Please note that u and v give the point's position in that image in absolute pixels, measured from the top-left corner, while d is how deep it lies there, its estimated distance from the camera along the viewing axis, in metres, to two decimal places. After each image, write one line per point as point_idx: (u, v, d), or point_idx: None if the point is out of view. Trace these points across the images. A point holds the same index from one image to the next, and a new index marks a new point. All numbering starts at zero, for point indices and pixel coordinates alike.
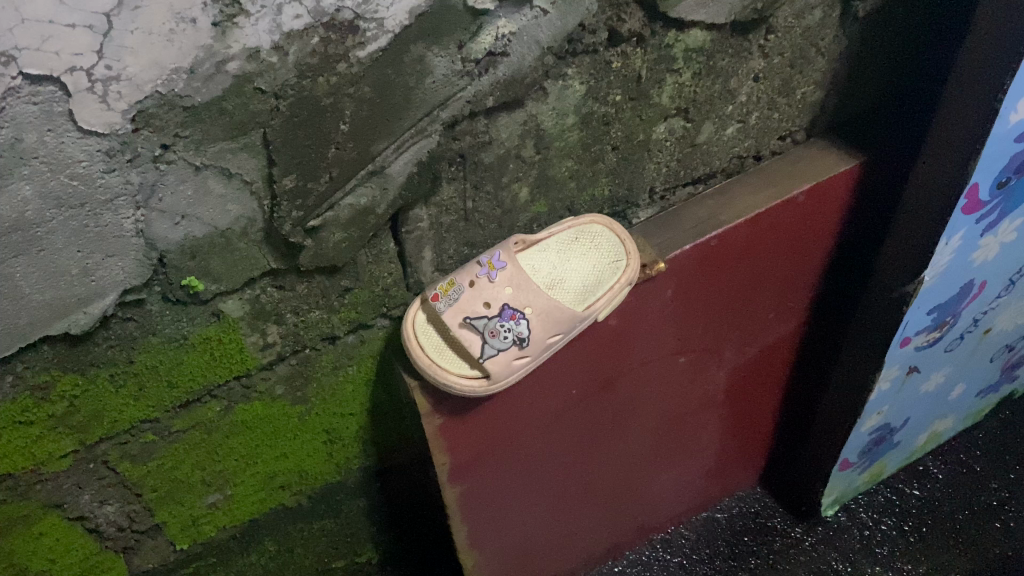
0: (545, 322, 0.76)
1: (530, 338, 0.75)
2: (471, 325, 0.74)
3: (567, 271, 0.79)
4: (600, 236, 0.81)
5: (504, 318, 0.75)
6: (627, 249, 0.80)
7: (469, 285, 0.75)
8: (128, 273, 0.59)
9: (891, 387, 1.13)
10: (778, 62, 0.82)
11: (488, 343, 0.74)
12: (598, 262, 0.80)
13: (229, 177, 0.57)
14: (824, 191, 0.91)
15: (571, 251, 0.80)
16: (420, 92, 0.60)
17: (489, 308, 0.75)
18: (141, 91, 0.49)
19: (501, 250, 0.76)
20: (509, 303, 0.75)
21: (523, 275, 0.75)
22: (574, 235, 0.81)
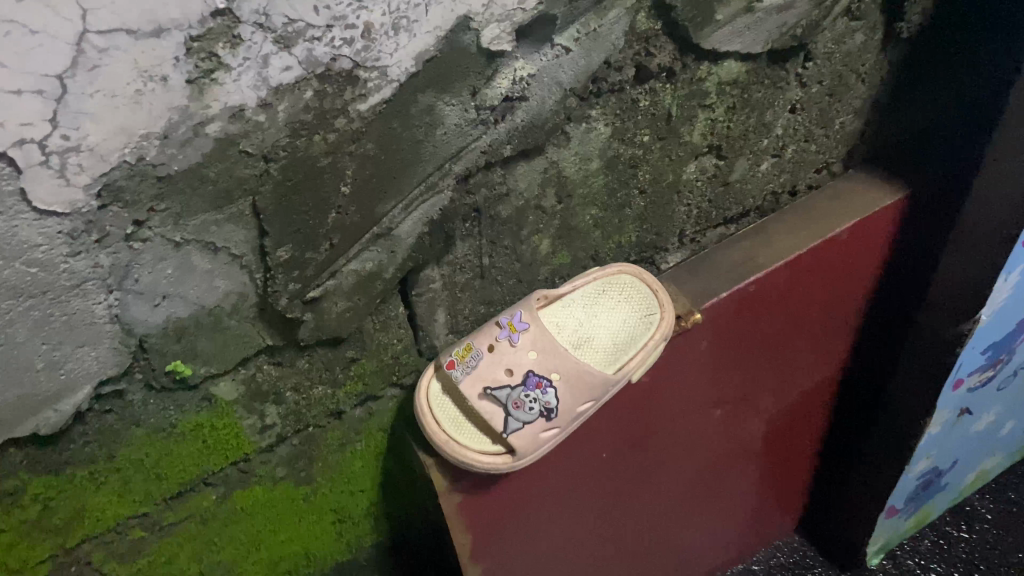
0: (574, 389, 0.68)
1: (558, 407, 0.68)
2: (492, 396, 0.66)
3: (595, 328, 0.71)
4: (629, 287, 0.74)
5: (529, 386, 0.67)
6: (660, 301, 0.73)
7: (488, 349, 0.67)
8: (104, 363, 0.52)
9: (942, 431, 1.05)
10: (817, 91, 0.75)
11: (513, 415, 0.66)
12: (628, 316, 0.72)
13: (215, 252, 0.50)
14: (868, 228, 0.84)
15: (598, 305, 0.72)
16: (430, 144, 0.53)
17: (512, 377, 0.67)
18: (105, 162, 0.42)
19: (523, 310, 0.68)
20: (533, 369, 0.67)
21: (548, 337, 0.68)
22: (601, 287, 0.73)
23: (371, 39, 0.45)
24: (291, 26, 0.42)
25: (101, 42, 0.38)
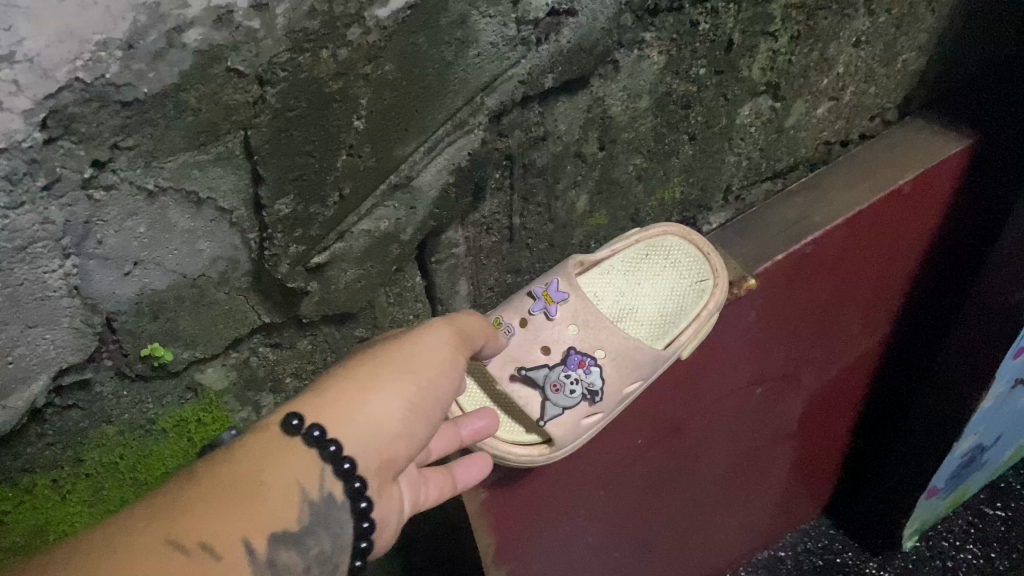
0: (621, 368, 0.59)
1: (603, 390, 0.59)
2: (526, 377, 0.58)
3: (638, 298, 0.63)
4: (677, 251, 0.64)
5: (570, 366, 0.58)
6: (713, 265, 0.64)
7: (521, 325, 0.58)
8: (63, 348, 0.42)
9: (994, 405, 0.97)
10: (885, 21, 0.66)
11: (550, 400, 0.58)
12: (677, 283, 0.63)
13: (198, 205, 0.40)
14: (930, 181, 0.75)
15: (640, 270, 0.63)
16: (460, 69, 0.43)
17: (549, 355, 0.59)
18: (51, 79, 0.31)
19: (559, 277, 0.59)
20: (574, 347, 0.59)
21: (589, 308, 0.60)
22: (644, 251, 0.64)
23: None
24: None
25: None
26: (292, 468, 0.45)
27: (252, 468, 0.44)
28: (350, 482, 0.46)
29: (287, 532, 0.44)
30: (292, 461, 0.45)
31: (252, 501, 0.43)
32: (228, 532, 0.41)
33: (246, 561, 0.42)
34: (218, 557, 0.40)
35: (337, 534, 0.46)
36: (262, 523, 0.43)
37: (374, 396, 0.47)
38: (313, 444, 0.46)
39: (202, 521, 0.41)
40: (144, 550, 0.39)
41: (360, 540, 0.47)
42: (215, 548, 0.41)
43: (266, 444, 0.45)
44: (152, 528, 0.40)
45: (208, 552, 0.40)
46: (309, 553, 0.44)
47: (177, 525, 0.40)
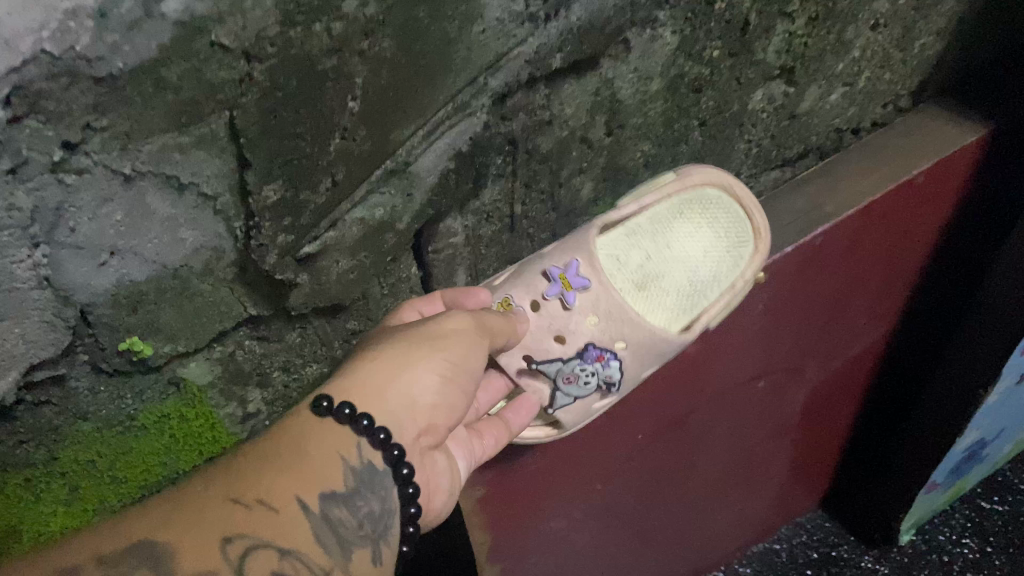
0: (642, 361, 0.56)
1: (620, 381, 0.56)
2: (538, 368, 0.55)
3: (666, 263, 0.57)
4: (717, 206, 0.58)
5: (589, 360, 0.55)
6: (754, 226, 0.57)
7: (533, 308, 0.55)
8: (34, 342, 0.39)
9: (999, 400, 0.95)
10: (904, 3, 0.63)
11: (561, 391, 0.56)
12: (711, 246, 0.58)
13: (179, 190, 0.37)
14: (945, 170, 0.73)
15: (671, 231, 0.57)
16: (464, 46, 0.40)
17: (564, 346, 0.55)
18: (14, 50, 0.28)
19: (578, 258, 0.54)
20: (593, 342, 0.55)
21: (611, 297, 0.55)
22: (679, 207, 0.57)
23: None
24: None
25: None
26: (335, 435, 0.44)
27: (294, 435, 0.44)
28: (391, 450, 0.45)
29: (337, 492, 0.43)
30: (333, 433, 0.44)
31: (300, 464, 0.43)
32: (285, 488, 0.42)
33: (299, 516, 0.41)
34: (274, 510, 0.41)
35: (385, 497, 0.45)
36: (313, 480, 0.43)
37: (406, 374, 0.46)
38: (346, 420, 0.45)
39: (258, 478, 0.41)
40: (208, 503, 0.40)
41: (409, 506, 0.46)
42: (273, 503, 0.41)
43: (305, 419, 0.44)
44: (212, 487, 0.41)
45: (264, 507, 0.41)
46: (361, 511, 0.44)
47: (232, 483, 0.41)
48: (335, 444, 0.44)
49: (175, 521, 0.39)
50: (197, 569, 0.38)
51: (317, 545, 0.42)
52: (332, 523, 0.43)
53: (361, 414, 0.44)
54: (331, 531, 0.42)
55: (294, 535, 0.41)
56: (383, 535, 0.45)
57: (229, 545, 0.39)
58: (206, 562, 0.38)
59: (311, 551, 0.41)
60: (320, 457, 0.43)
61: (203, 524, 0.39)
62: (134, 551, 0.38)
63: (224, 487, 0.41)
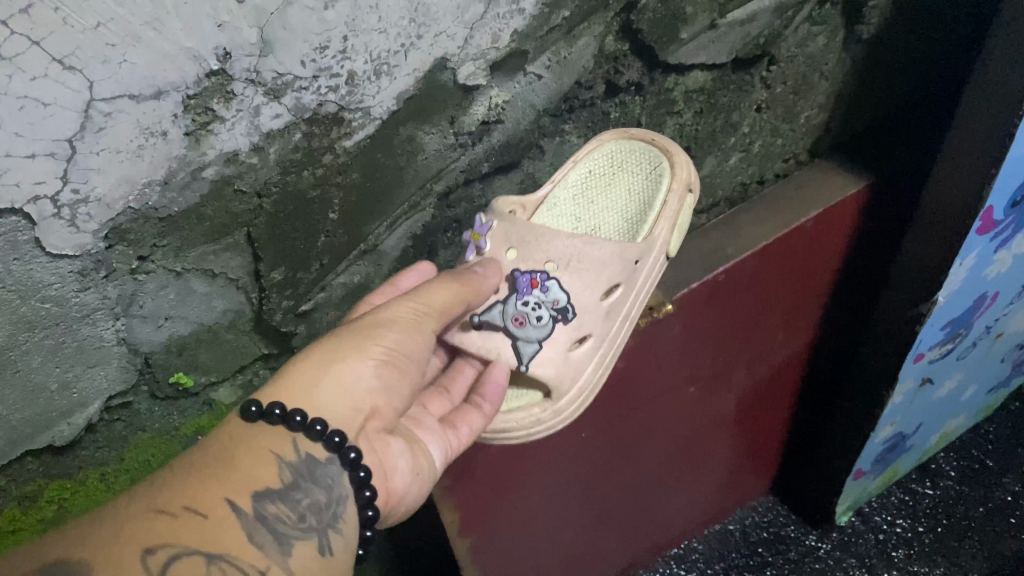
0: (578, 275, 0.63)
1: (573, 302, 0.63)
2: (488, 322, 0.62)
3: (598, 218, 0.68)
4: (619, 152, 0.67)
5: (524, 294, 0.63)
6: (661, 146, 0.66)
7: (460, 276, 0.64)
8: (112, 380, 0.55)
9: (904, 400, 1.10)
10: (781, 90, 0.78)
11: (522, 338, 0.62)
12: (632, 185, 0.67)
13: (213, 277, 0.53)
14: (834, 215, 0.87)
15: (594, 190, 0.68)
16: (412, 169, 0.56)
17: (498, 292, 0.64)
18: (112, 210, 0.45)
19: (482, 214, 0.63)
20: (520, 271, 0.63)
21: (520, 227, 0.64)
22: (587, 173, 0.68)
23: (355, 85, 0.48)
24: (280, 79, 0.45)
25: (106, 108, 0.41)
26: (269, 437, 0.52)
27: (231, 445, 0.51)
28: (331, 437, 0.53)
29: (270, 489, 0.50)
30: (269, 435, 0.52)
31: (227, 471, 0.49)
32: (216, 492, 0.48)
33: (232, 516, 0.47)
34: (203, 515, 0.46)
35: (332, 484, 0.53)
36: (246, 480, 0.49)
37: (342, 368, 0.54)
38: (280, 421, 0.52)
39: (185, 489, 0.47)
40: (134, 518, 0.45)
41: (365, 488, 0.54)
42: (199, 509, 0.46)
43: (237, 428, 0.52)
44: (142, 501, 0.46)
45: (192, 514, 0.46)
46: (300, 503, 0.51)
47: (163, 496, 0.46)
48: (270, 447, 0.52)
49: (104, 535, 0.44)
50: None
51: (249, 544, 0.47)
52: (265, 520, 0.49)
53: (292, 412, 0.52)
54: (264, 528, 0.48)
55: (225, 537, 0.47)
56: (330, 525, 0.52)
57: (151, 556, 0.44)
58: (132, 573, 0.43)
59: (241, 550, 0.47)
60: (252, 462, 0.50)
61: (130, 537, 0.44)
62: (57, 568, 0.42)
63: (150, 501, 0.46)
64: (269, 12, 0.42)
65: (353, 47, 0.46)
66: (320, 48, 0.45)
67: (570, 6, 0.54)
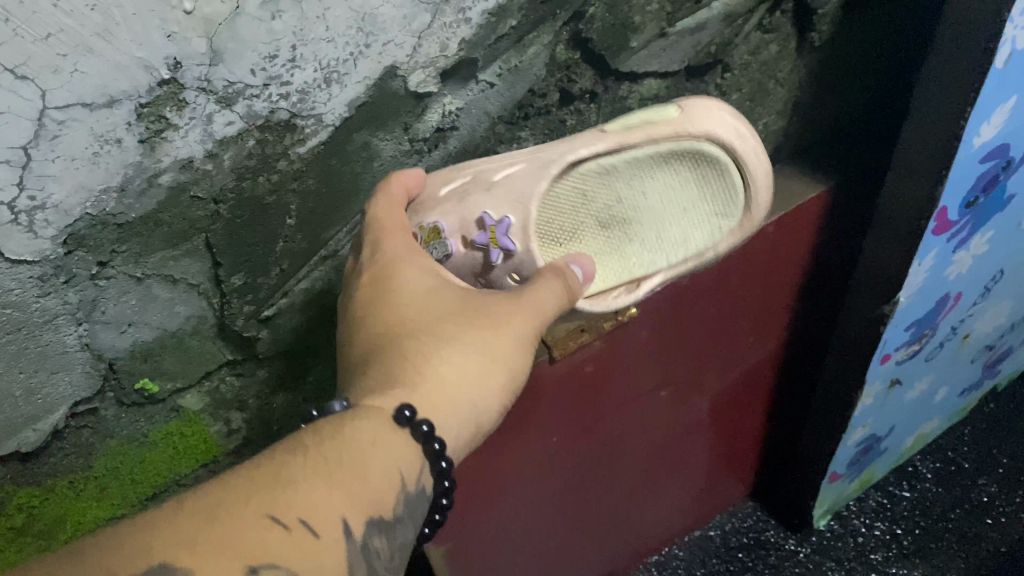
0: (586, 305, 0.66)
1: None
2: None
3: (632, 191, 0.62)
4: (687, 167, 0.61)
5: None
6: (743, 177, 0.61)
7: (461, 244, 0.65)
8: (77, 385, 0.56)
9: (874, 402, 1.12)
10: (737, 97, 0.80)
11: None
12: (670, 180, 0.62)
13: (174, 283, 0.54)
14: (794, 219, 0.88)
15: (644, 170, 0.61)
16: (368, 175, 0.58)
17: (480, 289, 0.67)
18: (70, 216, 0.46)
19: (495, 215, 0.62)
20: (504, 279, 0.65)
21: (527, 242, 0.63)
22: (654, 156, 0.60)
23: (306, 93, 0.50)
24: (231, 87, 0.47)
25: (60, 116, 0.42)
26: (400, 452, 0.51)
27: (359, 450, 0.49)
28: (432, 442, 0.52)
29: (383, 521, 0.48)
30: (395, 443, 0.51)
31: (349, 480, 0.47)
32: (333, 510, 0.46)
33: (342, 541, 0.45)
34: (316, 536, 0.44)
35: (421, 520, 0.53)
36: (362, 505, 0.47)
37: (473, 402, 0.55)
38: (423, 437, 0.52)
39: (304, 498, 0.45)
40: (246, 523, 0.42)
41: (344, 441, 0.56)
42: (314, 527, 0.44)
43: (379, 429, 0.50)
44: (259, 502, 0.43)
45: (307, 528, 0.44)
46: (396, 542, 0.50)
47: (279, 501, 0.44)
48: (394, 460, 0.50)
49: (219, 537, 0.41)
50: None
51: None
52: (366, 550, 0.47)
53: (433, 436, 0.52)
54: (364, 560, 0.47)
55: (325, 563, 0.44)
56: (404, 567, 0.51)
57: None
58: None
59: None
60: (376, 483, 0.49)
61: (237, 546, 0.41)
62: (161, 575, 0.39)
63: (268, 502, 0.43)
64: (218, 22, 0.44)
65: (301, 55, 0.48)
66: (269, 57, 0.47)
67: (517, 15, 0.56)
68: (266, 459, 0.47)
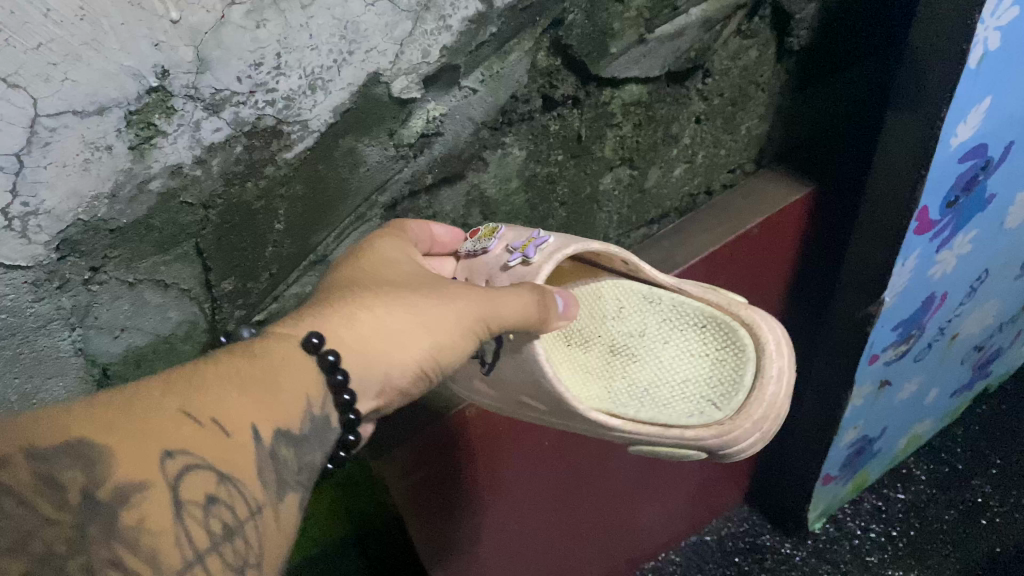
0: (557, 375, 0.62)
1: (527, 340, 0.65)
2: None
3: (658, 339, 0.71)
4: (720, 349, 0.68)
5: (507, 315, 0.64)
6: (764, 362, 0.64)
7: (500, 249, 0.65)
8: (70, 391, 0.57)
9: (865, 403, 1.12)
10: (719, 102, 0.81)
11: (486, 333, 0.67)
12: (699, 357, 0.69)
13: (165, 288, 0.55)
14: (779, 222, 0.89)
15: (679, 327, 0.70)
16: (355, 180, 0.59)
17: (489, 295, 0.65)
18: (62, 222, 0.47)
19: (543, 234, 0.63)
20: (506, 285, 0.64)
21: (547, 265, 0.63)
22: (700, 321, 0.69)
23: (292, 100, 0.51)
24: (218, 94, 0.48)
25: (51, 123, 0.44)
26: (309, 379, 0.51)
27: (273, 365, 0.50)
28: (336, 373, 0.52)
29: (291, 432, 0.49)
30: (304, 369, 0.51)
31: (269, 396, 0.48)
32: (245, 416, 0.46)
33: (251, 445, 0.46)
34: (230, 435, 0.45)
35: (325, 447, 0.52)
36: (271, 413, 0.48)
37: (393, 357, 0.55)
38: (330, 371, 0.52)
39: (218, 403, 0.45)
40: (164, 415, 0.43)
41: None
42: (225, 426, 0.45)
43: (293, 352, 0.51)
44: (177, 395, 0.44)
45: (219, 428, 0.45)
46: (304, 458, 0.50)
47: (198, 399, 0.45)
48: (304, 389, 0.50)
49: (137, 423, 0.42)
50: (138, 472, 0.40)
51: (257, 477, 0.46)
52: (277, 460, 0.48)
53: (339, 370, 0.52)
54: (272, 464, 0.47)
55: (238, 460, 0.45)
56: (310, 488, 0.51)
57: (170, 460, 0.42)
58: (149, 471, 0.41)
59: (250, 478, 0.45)
60: (287, 395, 0.49)
61: (152, 433, 0.42)
62: (77, 448, 0.39)
63: (184, 398, 0.44)
64: (203, 31, 0.45)
65: (286, 62, 0.49)
66: (255, 64, 0.48)
67: (497, 22, 0.58)
68: (194, 360, 0.47)
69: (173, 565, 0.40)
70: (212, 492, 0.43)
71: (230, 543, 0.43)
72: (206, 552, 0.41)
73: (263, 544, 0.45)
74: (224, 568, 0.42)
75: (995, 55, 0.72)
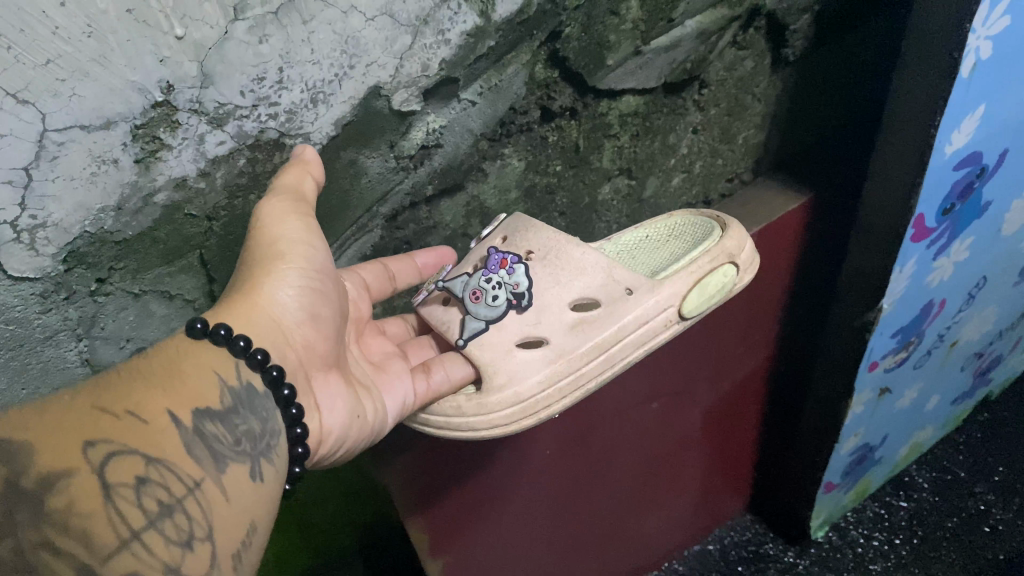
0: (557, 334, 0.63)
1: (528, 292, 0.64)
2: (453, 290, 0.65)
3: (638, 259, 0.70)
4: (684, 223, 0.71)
5: (493, 271, 0.64)
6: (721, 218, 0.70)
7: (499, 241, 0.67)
8: None
9: (865, 409, 1.12)
10: (715, 113, 0.82)
11: (472, 311, 0.64)
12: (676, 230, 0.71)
13: (171, 298, 0.56)
14: (780, 228, 0.89)
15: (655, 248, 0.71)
16: (356, 192, 0.60)
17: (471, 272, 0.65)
18: (69, 233, 0.48)
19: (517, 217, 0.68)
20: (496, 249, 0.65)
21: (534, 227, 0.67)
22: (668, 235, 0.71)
23: (294, 113, 0.52)
24: (222, 108, 0.49)
25: (59, 138, 0.45)
26: (215, 360, 0.53)
27: (175, 360, 0.51)
28: (254, 355, 0.54)
29: (211, 409, 0.50)
30: (203, 354, 0.53)
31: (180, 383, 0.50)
32: (158, 405, 0.47)
33: (172, 428, 0.47)
34: (145, 422, 0.46)
35: (265, 416, 0.54)
36: (187, 400, 0.49)
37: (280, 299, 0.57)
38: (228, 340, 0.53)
39: (127, 396, 0.46)
40: (74, 411, 0.44)
41: (295, 427, 0.56)
42: (140, 414, 0.46)
43: (185, 343, 0.52)
44: (85, 398, 0.45)
45: (134, 417, 0.46)
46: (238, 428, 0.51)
47: (108, 399, 0.46)
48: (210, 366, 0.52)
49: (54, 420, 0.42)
50: (61, 462, 0.41)
51: (190, 456, 0.47)
52: (205, 437, 0.49)
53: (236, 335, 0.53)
54: (205, 444, 0.48)
55: (165, 444, 0.46)
56: (263, 453, 0.52)
57: (91, 449, 0.42)
58: (75, 461, 0.41)
59: (182, 460, 0.46)
60: (195, 381, 0.51)
61: (70, 428, 0.42)
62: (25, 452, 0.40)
63: (93, 398, 0.45)
64: (207, 47, 0.46)
65: (288, 77, 0.51)
66: (257, 79, 0.49)
67: (495, 35, 0.59)
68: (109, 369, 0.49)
69: (109, 546, 0.39)
70: (141, 475, 0.43)
71: (168, 519, 0.43)
72: (140, 530, 0.41)
73: (211, 520, 0.46)
74: (165, 548, 0.42)
75: (986, 65, 0.73)
